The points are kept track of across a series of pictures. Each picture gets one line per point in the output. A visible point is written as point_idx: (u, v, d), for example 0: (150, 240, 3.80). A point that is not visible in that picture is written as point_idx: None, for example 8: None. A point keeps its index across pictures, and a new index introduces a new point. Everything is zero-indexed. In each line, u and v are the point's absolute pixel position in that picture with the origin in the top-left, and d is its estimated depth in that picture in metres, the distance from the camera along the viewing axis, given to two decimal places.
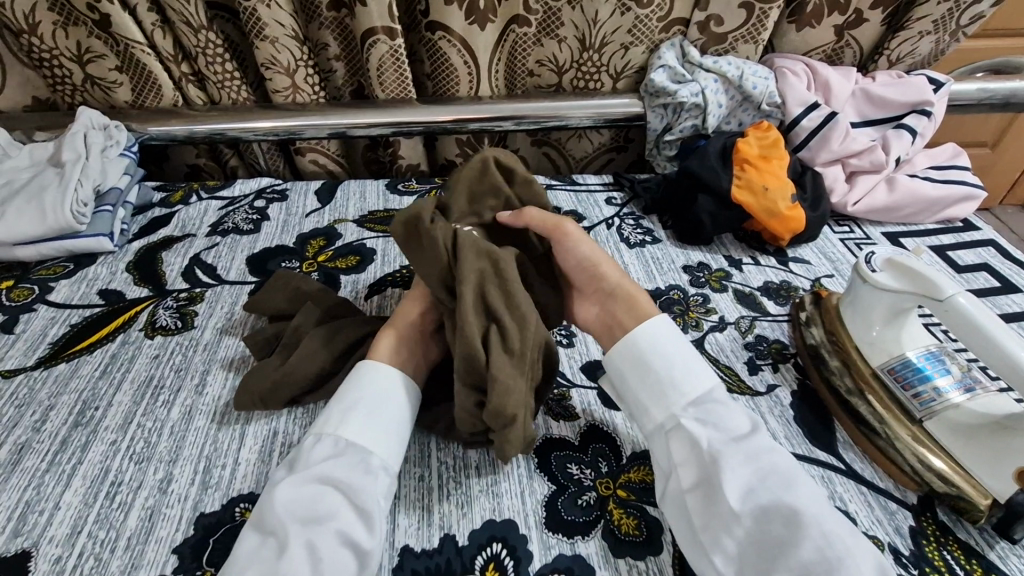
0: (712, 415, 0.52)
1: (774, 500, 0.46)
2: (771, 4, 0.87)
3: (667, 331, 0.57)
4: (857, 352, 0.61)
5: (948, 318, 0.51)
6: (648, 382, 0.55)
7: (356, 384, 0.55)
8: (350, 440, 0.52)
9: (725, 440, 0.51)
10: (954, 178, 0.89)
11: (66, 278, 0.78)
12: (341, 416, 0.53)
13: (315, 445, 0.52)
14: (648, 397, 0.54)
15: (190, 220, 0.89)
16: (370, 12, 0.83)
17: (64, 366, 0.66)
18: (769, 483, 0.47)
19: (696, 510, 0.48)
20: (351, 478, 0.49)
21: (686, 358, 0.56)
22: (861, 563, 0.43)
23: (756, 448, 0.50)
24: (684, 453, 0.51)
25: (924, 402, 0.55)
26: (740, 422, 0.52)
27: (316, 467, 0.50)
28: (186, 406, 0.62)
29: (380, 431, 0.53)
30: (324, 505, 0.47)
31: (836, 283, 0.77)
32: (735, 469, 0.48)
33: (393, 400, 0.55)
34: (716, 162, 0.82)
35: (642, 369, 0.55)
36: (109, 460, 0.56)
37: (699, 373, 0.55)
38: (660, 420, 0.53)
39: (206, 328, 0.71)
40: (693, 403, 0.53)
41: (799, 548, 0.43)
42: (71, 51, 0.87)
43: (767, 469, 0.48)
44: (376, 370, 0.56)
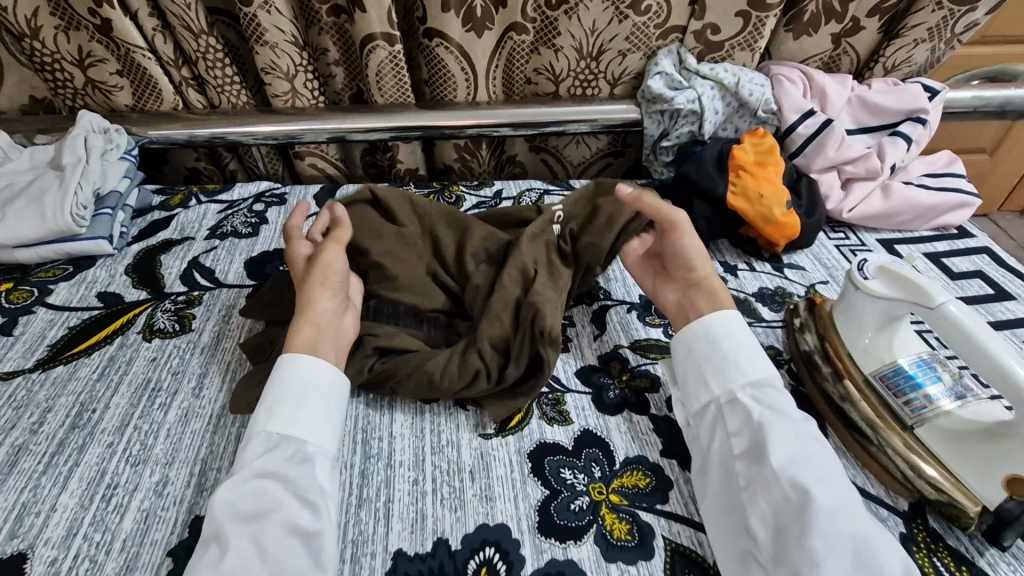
0: (771, 394, 0.55)
1: (816, 477, 0.48)
2: (768, 13, 0.88)
3: (740, 322, 0.61)
4: (850, 359, 0.61)
5: (938, 324, 0.52)
6: (713, 360, 0.58)
7: (279, 381, 0.55)
8: (285, 432, 0.52)
9: (778, 416, 0.53)
10: (949, 186, 0.89)
11: (66, 280, 0.78)
12: (271, 412, 0.53)
13: (249, 442, 0.52)
14: (714, 373, 0.58)
15: (189, 223, 0.90)
16: (369, 18, 0.83)
17: (62, 369, 0.66)
18: (816, 462, 0.50)
19: (741, 480, 0.51)
20: (289, 471, 0.50)
21: (753, 343, 0.59)
22: (888, 554, 0.44)
23: (805, 434, 0.52)
24: (738, 423, 0.54)
25: (916, 409, 0.55)
26: (795, 409, 0.55)
27: (254, 464, 0.50)
28: (183, 409, 0.62)
29: (311, 418, 0.53)
30: (266, 500, 0.48)
31: (831, 289, 0.78)
32: (785, 442, 0.51)
33: (317, 388, 0.55)
34: (712, 168, 0.83)
35: (711, 347, 0.59)
36: (106, 462, 0.57)
37: (761, 357, 0.58)
38: (719, 393, 0.57)
39: (204, 331, 0.71)
40: (755, 383, 0.56)
41: (836, 522, 0.45)
42: (72, 55, 0.88)
43: (813, 449, 0.51)
44: (297, 360, 0.56)
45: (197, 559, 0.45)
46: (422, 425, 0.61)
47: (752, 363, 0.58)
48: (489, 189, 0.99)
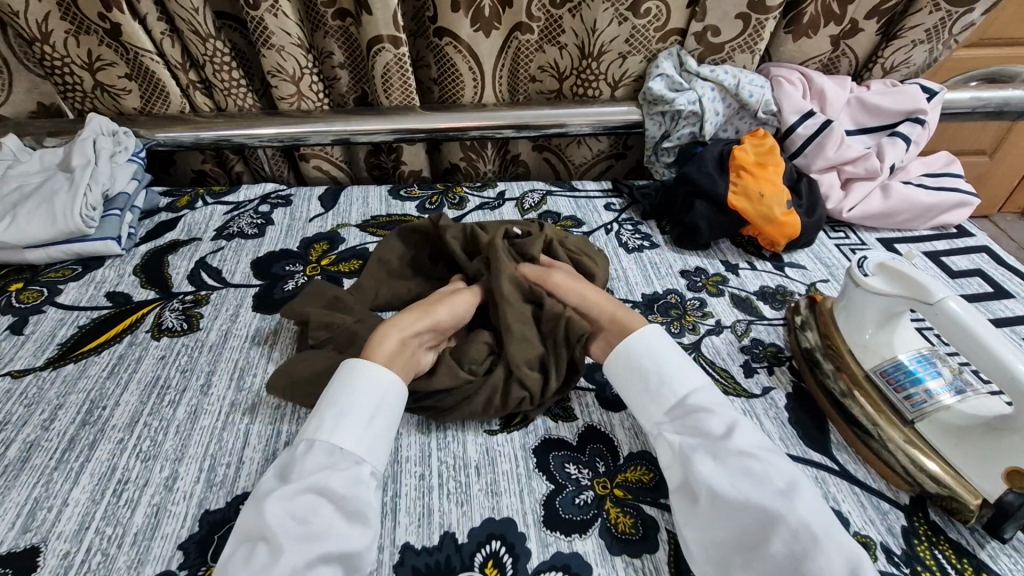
0: (691, 419, 0.54)
1: (742, 501, 0.47)
2: (768, 15, 0.89)
3: (654, 344, 0.60)
4: (850, 354, 0.62)
5: (937, 319, 0.53)
6: (637, 394, 0.58)
7: (350, 390, 0.55)
8: (345, 447, 0.52)
9: (700, 444, 0.52)
10: (948, 186, 0.90)
11: (75, 280, 0.79)
12: (335, 424, 0.53)
13: (306, 452, 0.52)
14: (638, 406, 0.58)
15: (196, 224, 0.91)
16: (376, 21, 0.85)
17: (72, 367, 0.67)
18: (745, 481, 0.49)
19: (680, 511, 0.50)
20: (345, 487, 0.49)
21: (668, 365, 0.58)
22: (829, 556, 0.43)
23: (729, 450, 0.51)
24: (669, 457, 0.54)
25: (916, 404, 0.56)
26: (718, 424, 0.53)
27: (311, 475, 0.50)
28: (191, 406, 0.63)
29: (372, 439, 0.54)
30: (318, 516, 0.47)
31: (831, 287, 0.79)
32: (710, 469, 0.50)
33: (383, 412, 0.55)
34: (713, 168, 0.84)
35: (630, 381, 0.59)
36: (117, 458, 0.58)
37: (681, 378, 0.57)
38: (647, 426, 0.57)
39: (211, 330, 0.72)
40: (675, 411, 0.56)
41: (770, 544, 0.45)
42: (81, 59, 0.89)
43: (746, 468, 0.49)
44: (370, 374, 0.56)
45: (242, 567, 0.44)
46: (429, 421, 0.62)
47: (662, 395, 0.57)
48: (493, 190, 1.00)
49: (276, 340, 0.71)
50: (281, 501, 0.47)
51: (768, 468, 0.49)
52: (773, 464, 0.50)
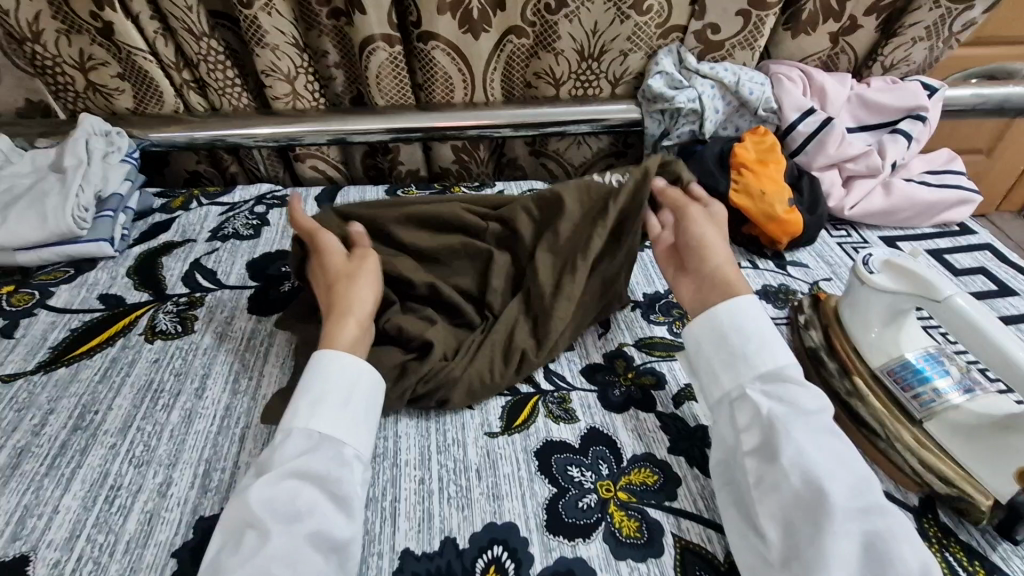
0: (783, 388, 0.53)
1: (830, 473, 0.46)
2: (768, 12, 0.88)
3: (753, 312, 0.58)
4: (856, 354, 0.61)
5: (945, 317, 0.52)
6: (722, 354, 0.57)
7: (323, 378, 0.55)
8: (324, 431, 0.52)
9: (789, 411, 0.51)
10: (950, 183, 0.89)
11: (67, 283, 0.78)
12: (312, 409, 0.53)
13: (285, 440, 0.51)
14: (723, 368, 0.56)
15: (191, 225, 0.90)
16: (370, 20, 0.84)
17: (63, 371, 0.66)
18: (831, 456, 0.48)
19: (751, 475, 0.49)
20: (326, 470, 0.49)
21: (768, 334, 0.56)
22: (906, 552, 0.43)
23: (819, 425, 0.50)
24: (748, 419, 0.52)
25: (925, 403, 0.55)
26: (809, 399, 0.52)
27: (292, 461, 0.50)
28: (186, 410, 0.62)
29: (349, 419, 0.53)
30: (304, 500, 0.47)
31: (834, 286, 0.78)
32: (795, 436, 0.49)
33: (357, 393, 0.55)
34: (714, 165, 0.83)
35: (717, 343, 0.57)
36: (108, 464, 0.56)
37: (778, 348, 0.56)
38: (727, 389, 0.55)
39: (206, 332, 0.71)
40: (766, 376, 0.54)
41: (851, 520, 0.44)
42: (73, 59, 0.88)
43: (832, 443, 0.49)
44: (339, 361, 0.56)
45: (231, 553, 0.44)
46: (427, 425, 0.60)
47: (758, 359, 0.55)
48: (491, 189, 0.99)
49: (273, 342, 0.70)
50: (266, 486, 0.48)
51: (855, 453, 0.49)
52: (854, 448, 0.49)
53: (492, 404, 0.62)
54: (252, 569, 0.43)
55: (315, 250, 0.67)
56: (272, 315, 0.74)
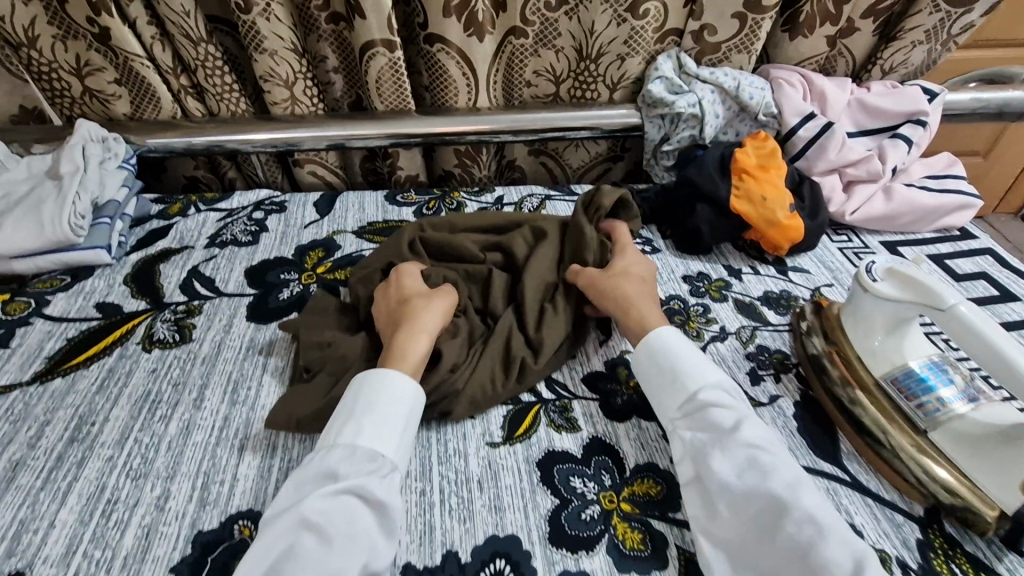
0: (702, 413, 0.55)
1: (748, 493, 0.49)
2: (763, 15, 0.87)
3: (663, 343, 0.60)
4: (860, 362, 0.61)
5: (950, 326, 0.51)
6: (653, 390, 0.59)
7: (388, 399, 0.54)
8: (386, 454, 0.51)
9: (710, 438, 0.53)
10: (950, 188, 0.88)
11: (63, 291, 0.77)
12: (375, 431, 0.52)
13: (345, 455, 0.50)
14: (656, 404, 0.59)
15: (188, 232, 0.89)
16: (370, 25, 0.83)
17: (60, 382, 0.65)
18: (750, 472, 0.50)
19: (691, 505, 0.52)
20: (386, 495, 0.49)
21: (682, 360, 0.58)
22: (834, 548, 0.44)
23: (737, 444, 0.52)
24: (681, 451, 0.55)
25: (929, 412, 0.55)
26: (727, 417, 0.54)
27: (353, 479, 0.49)
28: (184, 421, 0.61)
29: (406, 447, 0.53)
30: (359, 523, 0.47)
31: (836, 292, 0.77)
32: (716, 463, 0.51)
33: (411, 420, 0.55)
34: (714, 171, 0.83)
35: (647, 381, 0.60)
36: (105, 477, 0.56)
37: (692, 374, 0.57)
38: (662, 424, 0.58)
39: (204, 341, 0.70)
40: (687, 407, 0.56)
41: (778, 535, 0.46)
42: (69, 64, 0.87)
43: (751, 460, 0.50)
44: (406, 386, 0.55)
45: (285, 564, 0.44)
46: (427, 435, 0.60)
47: (677, 390, 0.57)
48: (491, 195, 0.98)
49: (272, 351, 0.69)
50: (322, 500, 0.47)
51: (775, 462, 0.50)
52: (781, 458, 0.50)
53: (493, 413, 0.62)
54: None
55: (395, 271, 0.69)
56: (271, 323, 0.73)
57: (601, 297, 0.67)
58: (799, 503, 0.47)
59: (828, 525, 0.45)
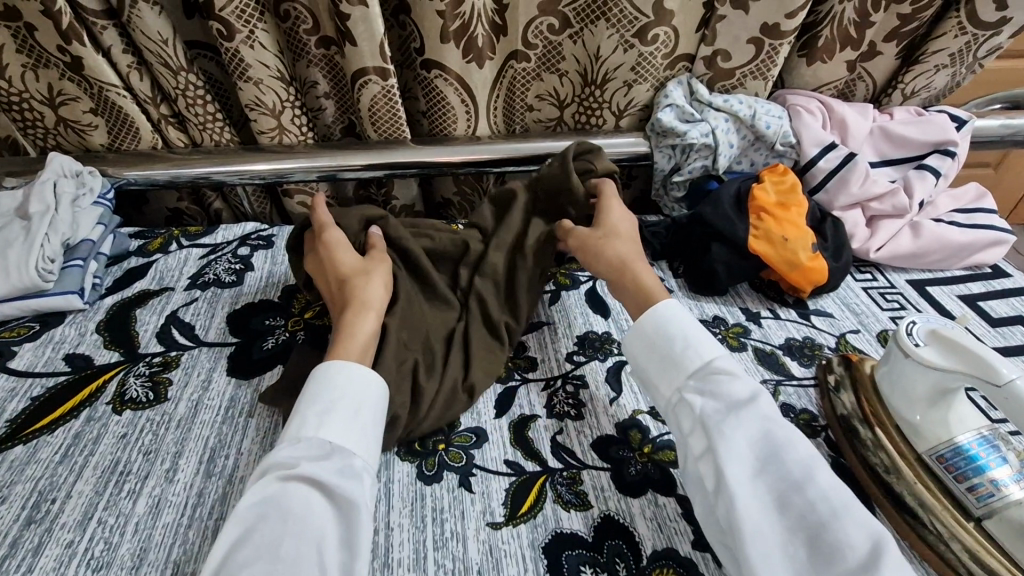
0: (713, 383, 0.55)
1: (763, 466, 0.50)
2: (783, 40, 0.82)
3: (672, 313, 0.61)
4: (900, 436, 0.55)
5: (1007, 406, 0.46)
6: (658, 357, 0.59)
7: (331, 385, 0.54)
8: (333, 440, 0.51)
9: (723, 408, 0.53)
10: (981, 223, 0.83)
11: (31, 341, 0.72)
12: (321, 419, 0.52)
13: (292, 446, 0.51)
14: (660, 375, 0.58)
15: (169, 271, 0.84)
16: (361, 52, 0.78)
17: (20, 450, 0.59)
18: (765, 444, 0.51)
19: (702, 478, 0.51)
20: (335, 480, 0.49)
21: (690, 331, 0.59)
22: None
23: (754, 415, 0.52)
24: (691, 423, 0.54)
25: (982, 497, 0.49)
26: (741, 389, 0.54)
27: (302, 467, 0.49)
28: (154, 497, 0.55)
29: (358, 430, 0.53)
30: (312, 509, 0.47)
31: (864, 340, 0.72)
32: (734, 435, 0.51)
33: (364, 401, 0.55)
34: (730, 208, 0.77)
35: (652, 350, 0.60)
36: (64, 567, 0.50)
37: (701, 342, 0.58)
38: (668, 396, 0.57)
39: (180, 401, 0.65)
40: (696, 375, 0.56)
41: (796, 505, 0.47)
42: (41, 94, 0.82)
43: (767, 434, 0.51)
44: (352, 371, 0.56)
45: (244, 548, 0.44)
46: (423, 514, 0.54)
47: (686, 361, 0.57)
48: None
49: (253, 412, 0.64)
50: (276, 486, 0.48)
51: (790, 437, 0.51)
52: (792, 432, 0.51)
53: (494, 488, 0.56)
54: (260, 568, 0.43)
55: (328, 247, 0.69)
56: (254, 378, 0.67)
57: (598, 257, 0.69)
58: (815, 481, 0.47)
59: (844, 505, 0.46)
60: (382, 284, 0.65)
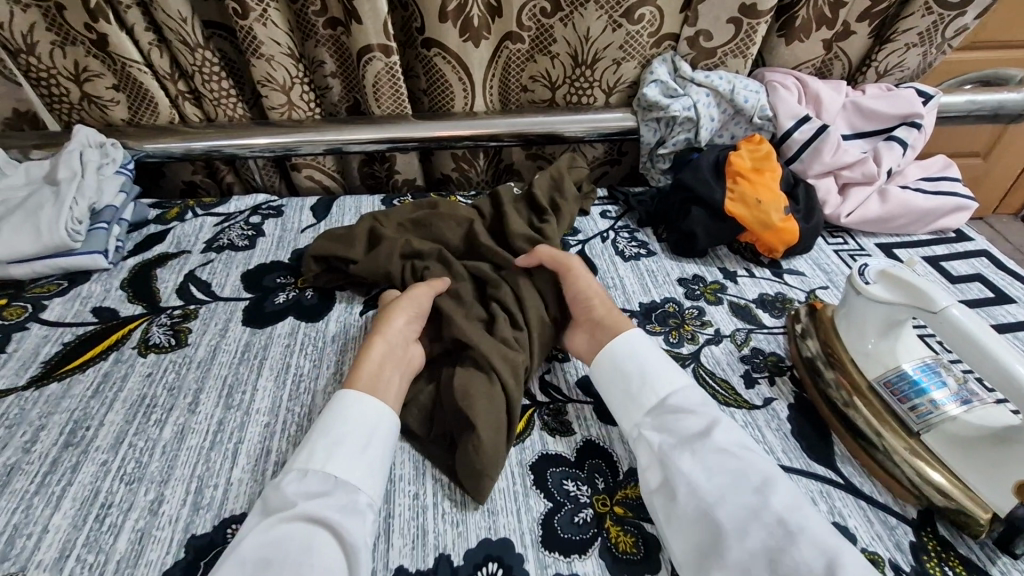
0: (669, 419, 0.57)
1: (718, 498, 0.50)
2: (760, 20, 0.87)
3: (631, 349, 0.62)
4: (853, 364, 0.61)
5: (940, 328, 0.51)
6: (618, 396, 0.60)
7: (341, 419, 0.55)
8: (340, 477, 0.52)
9: (679, 443, 0.55)
10: (945, 190, 0.88)
11: (60, 295, 0.78)
12: (327, 454, 0.53)
13: (299, 480, 0.51)
14: (619, 410, 0.60)
15: (186, 236, 0.89)
16: (366, 30, 0.83)
17: (55, 387, 0.65)
18: (721, 478, 0.51)
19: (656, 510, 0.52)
20: (339, 517, 0.49)
21: (648, 367, 0.61)
22: (808, 540, 0.46)
23: (709, 448, 0.53)
24: (648, 456, 0.55)
25: (921, 415, 0.55)
26: (697, 423, 0.56)
27: (302, 504, 0.50)
28: (178, 426, 0.61)
29: (368, 465, 0.53)
30: (313, 547, 0.47)
31: (831, 294, 0.77)
32: (685, 469, 0.52)
33: (375, 436, 0.55)
34: (709, 174, 0.83)
35: (611, 388, 0.61)
36: (100, 482, 0.56)
37: (664, 379, 0.60)
38: (625, 432, 0.58)
39: (200, 345, 0.71)
40: (654, 411, 0.58)
41: (746, 537, 0.47)
42: (67, 70, 0.88)
43: (727, 468, 0.51)
44: (360, 402, 0.57)
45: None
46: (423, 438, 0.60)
47: (646, 394, 0.59)
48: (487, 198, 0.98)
49: (268, 356, 0.69)
50: (274, 524, 0.49)
51: (746, 466, 0.51)
52: (750, 460, 0.52)
53: None
54: None
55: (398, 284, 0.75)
56: (268, 327, 0.73)
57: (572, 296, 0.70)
58: (768, 507, 0.48)
59: (798, 528, 0.46)
60: (421, 298, 0.68)
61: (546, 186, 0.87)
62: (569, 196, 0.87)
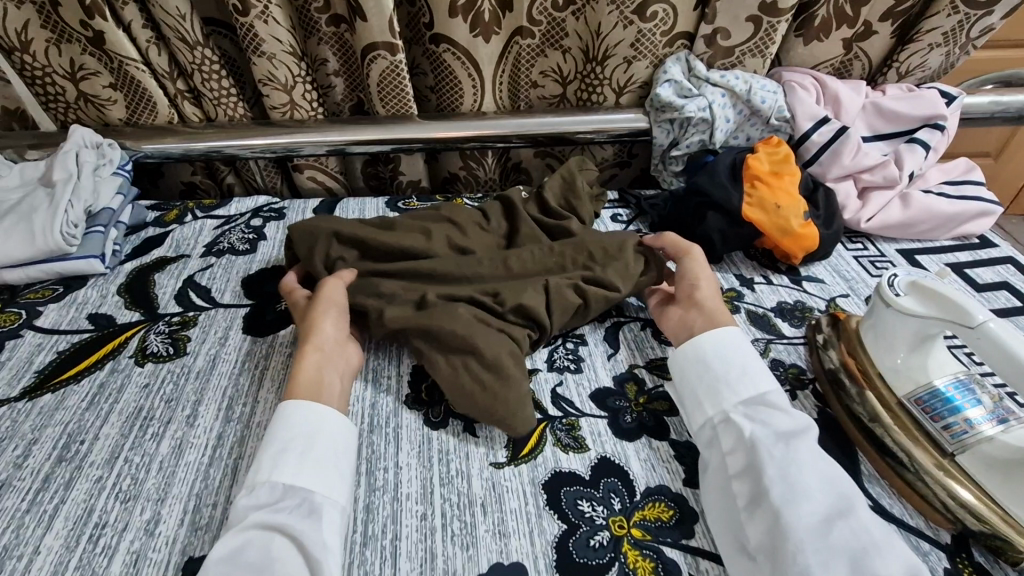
0: (762, 412, 0.55)
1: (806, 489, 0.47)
2: (779, 18, 0.85)
3: (732, 339, 0.61)
4: (881, 380, 0.58)
5: (978, 346, 0.48)
6: (706, 382, 0.59)
7: (284, 425, 0.53)
8: (290, 482, 0.50)
9: (773, 435, 0.52)
10: (969, 195, 0.85)
11: (55, 301, 0.75)
12: (274, 461, 0.51)
13: (250, 494, 0.49)
14: (706, 397, 0.58)
15: (185, 239, 0.87)
16: (371, 27, 0.81)
17: (49, 398, 0.63)
18: (811, 472, 0.49)
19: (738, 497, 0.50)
20: (295, 522, 0.47)
21: (748, 362, 0.59)
22: (888, 560, 0.43)
23: (803, 444, 0.51)
24: (732, 442, 0.54)
25: (956, 435, 0.52)
26: (788, 420, 0.54)
27: (255, 514, 0.48)
28: (176, 440, 0.59)
29: (316, 465, 0.51)
30: (274, 550, 0.45)
31: (852, 303, 0.75)
32: (770, 457, 0.50)
33: (320, 435, 0.53)
34: (725, 177, 0.80)
35: (698, 377, 0.59)
36: (93, 500, 0.54)
37: (761, 377, 0.58)
38: (710, 415, 0.57)
39: (200, 354, 0.68)
40: (747, 402, 0.56)
41: (832, 533, 0.45)
42: (63, 68, 0.85)
43: (819, 465, 0.50)
44: (300, 407, 0.55)
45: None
46: (430, 455, 0.57)
47: (748, 384, 0.57)
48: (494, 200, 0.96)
49: (269, 366, 0.67)
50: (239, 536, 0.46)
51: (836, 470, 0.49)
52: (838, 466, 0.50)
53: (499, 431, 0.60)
54: None
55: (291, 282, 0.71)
56: (269, 335, 0.71)
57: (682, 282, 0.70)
58: (856, 511, 0.46)
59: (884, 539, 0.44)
60: (337, 292, 0.66)
61: (558, 188, 0.84)
62: (585, 198, 0.84)
